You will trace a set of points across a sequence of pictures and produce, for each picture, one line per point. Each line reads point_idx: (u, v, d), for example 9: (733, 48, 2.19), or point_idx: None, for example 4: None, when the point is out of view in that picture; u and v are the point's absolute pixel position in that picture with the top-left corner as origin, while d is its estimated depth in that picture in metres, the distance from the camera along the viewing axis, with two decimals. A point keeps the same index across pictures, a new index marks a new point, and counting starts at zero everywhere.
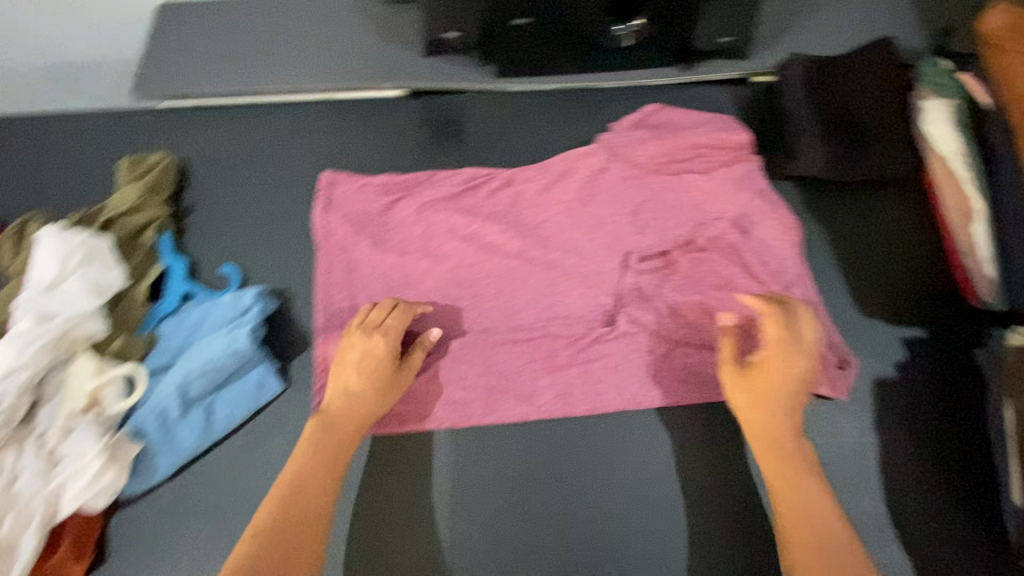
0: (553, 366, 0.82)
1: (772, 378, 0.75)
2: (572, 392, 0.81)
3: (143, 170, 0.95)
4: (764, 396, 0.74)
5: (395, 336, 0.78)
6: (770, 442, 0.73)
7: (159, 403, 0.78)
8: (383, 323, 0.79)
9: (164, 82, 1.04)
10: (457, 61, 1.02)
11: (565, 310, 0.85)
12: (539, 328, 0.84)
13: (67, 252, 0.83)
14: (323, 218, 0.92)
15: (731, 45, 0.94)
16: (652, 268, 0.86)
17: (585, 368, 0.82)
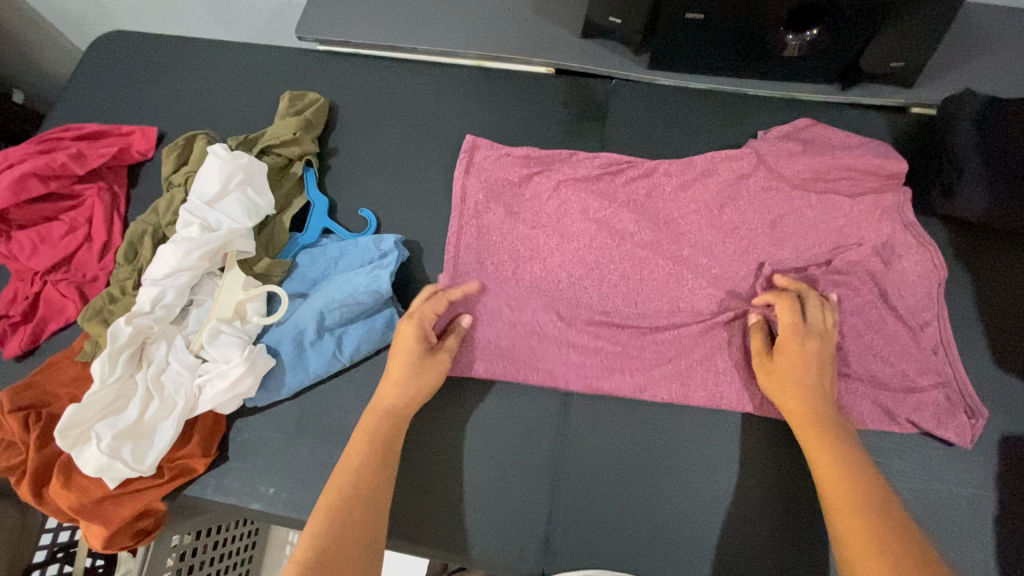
0: (670, 360, 0.83)
1: (805, 364, 0.75)
2: (686, 389, 0.82)
3: (300, 106, 1.00)
4: (796, 382, 0.75)
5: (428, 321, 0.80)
6: (818, 437, 0.72)
7: (297, 326, 0.82)
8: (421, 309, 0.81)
9: (325, 26, 1.09)
10: (610, 47, 1.03)
11: (688, 308, 0.85)
12: (661, 321, 0.85)
13: (230, 171, 0.88)
14: (462, 179, 0.94)
15: (901, 70, 0.92)
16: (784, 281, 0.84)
17: (700, 368, 0.83)
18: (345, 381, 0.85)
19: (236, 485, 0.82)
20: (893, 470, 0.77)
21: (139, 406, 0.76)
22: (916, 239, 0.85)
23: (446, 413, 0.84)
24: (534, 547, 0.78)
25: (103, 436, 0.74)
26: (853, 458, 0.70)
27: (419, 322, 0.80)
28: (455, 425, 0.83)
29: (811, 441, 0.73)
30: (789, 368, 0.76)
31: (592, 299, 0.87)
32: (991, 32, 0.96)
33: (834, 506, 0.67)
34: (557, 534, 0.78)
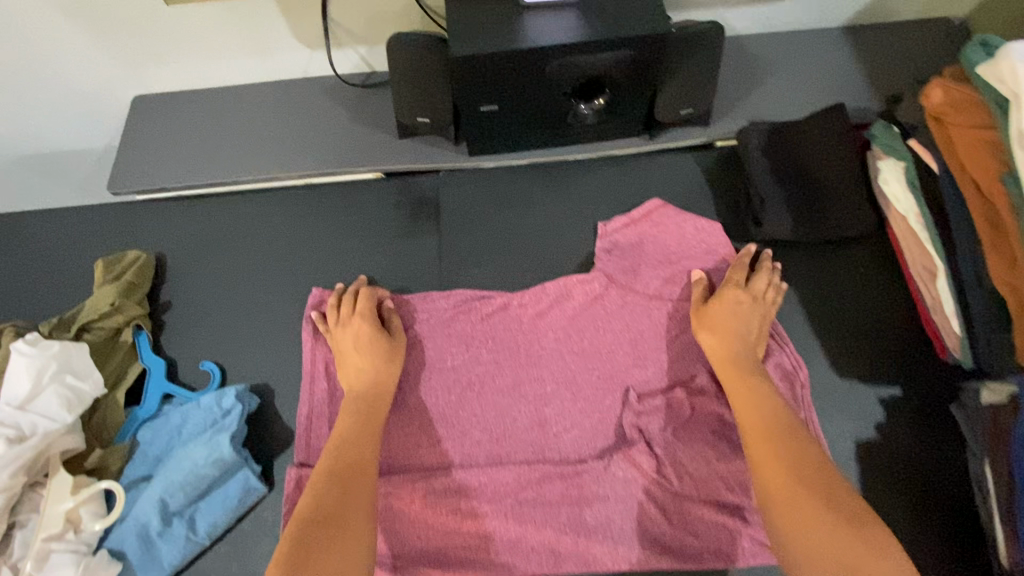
0: (547, 517, 0.81)
1: (733, 350, 0.81)
2: (561, 549, 0.79)
3: (119, 270, 0.95)
4: (734, 317, 0.83)
5: (368, 314, 0.87)
6: (750, 388, 0.78)
7: (140, 520, 0.76)
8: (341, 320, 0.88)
9: (139, 177, 1.05)
10: (430, 141, 1.04)
11: (557, 451, 0.85)
12: (537, 477, 0.83)
13: (41, 365, 0.82)
14: (311, 346, 0.89)
15: (692, 115, 0.98)
16: (651, 414, 0.84)
17: (580, 502, 0.81)
18: (209, 560, 0.78)
19: None
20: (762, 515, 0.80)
21: None
22: (774, 340, 0.86)
23: None
24: None
25: None
26: (777, 411, 0.75)
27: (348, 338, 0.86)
28: None
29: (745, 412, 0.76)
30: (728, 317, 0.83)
31: (456, 408, 0.87)
32: (766, 63, 1.05)
33: (780, 487, 0.68)
34: None
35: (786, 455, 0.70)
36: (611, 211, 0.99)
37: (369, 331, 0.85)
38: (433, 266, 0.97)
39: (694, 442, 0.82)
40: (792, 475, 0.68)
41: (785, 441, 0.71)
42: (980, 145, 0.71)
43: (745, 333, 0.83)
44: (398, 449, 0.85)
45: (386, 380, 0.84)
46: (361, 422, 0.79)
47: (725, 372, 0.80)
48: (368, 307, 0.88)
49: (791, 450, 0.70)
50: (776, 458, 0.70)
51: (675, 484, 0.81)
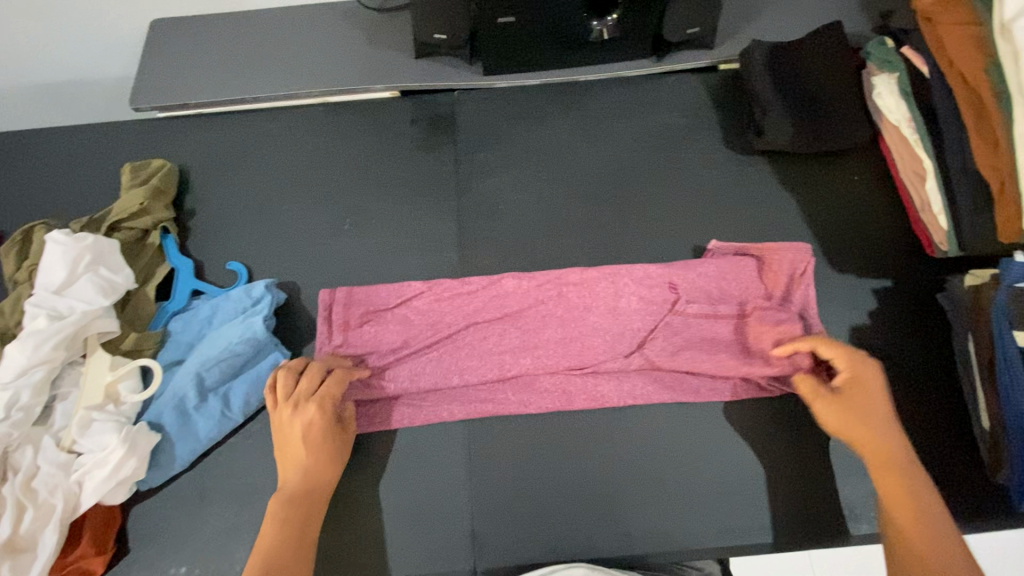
0: (556, 360, 0.84)
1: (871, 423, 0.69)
2: (571, 389, 0.83)
3: (145, 175, 0.98)
4: (869, 406, 0.70)
5: (324, 408, 0.76)
6: (893, 486, 0.66)
7: (177, 394, 0.80)
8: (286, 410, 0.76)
9: (160, 94, 1.08)
10: (445, 62, 1.08)
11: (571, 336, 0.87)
12: (547, 328, 0.86)
13: (75, 254, 0.84)
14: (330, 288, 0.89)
15: (698, 35, 1.03)
16: (653, 274, 0.87)
17: (588, 354, 0.84)
18: (243, 437, 0.83)
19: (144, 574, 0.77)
20: (769, 395, 0.83)
21: (9, 521, 0.70)
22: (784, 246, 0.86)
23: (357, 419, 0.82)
24: (461, 547, 0.77)
25: None
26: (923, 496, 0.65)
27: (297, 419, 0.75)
28: (362, 450, 0.82)
29: (896, 503, 0.65)
30: (868, 402, 0.70)
31: (470, 287, 0.89)
32: None
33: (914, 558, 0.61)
34: (483, 528, 0.78)
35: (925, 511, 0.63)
36: (620, 126, 1.03)
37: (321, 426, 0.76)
38: (449, 176, 1.01)
39: (698, 325, 0.85)
40: (925, 514, 0.63)
41: (916, 493, 0.65)
42: (969, 40, 0.79)
43: (891, 421, 0.70)
44: (414, 335, 0.87)
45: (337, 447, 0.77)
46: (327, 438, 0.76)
47: (880, 477, 0.67)
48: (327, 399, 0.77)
49: (927, 515, 0.63)
50: (917, 513, 0.63)
51: (676, 330, 0.84)
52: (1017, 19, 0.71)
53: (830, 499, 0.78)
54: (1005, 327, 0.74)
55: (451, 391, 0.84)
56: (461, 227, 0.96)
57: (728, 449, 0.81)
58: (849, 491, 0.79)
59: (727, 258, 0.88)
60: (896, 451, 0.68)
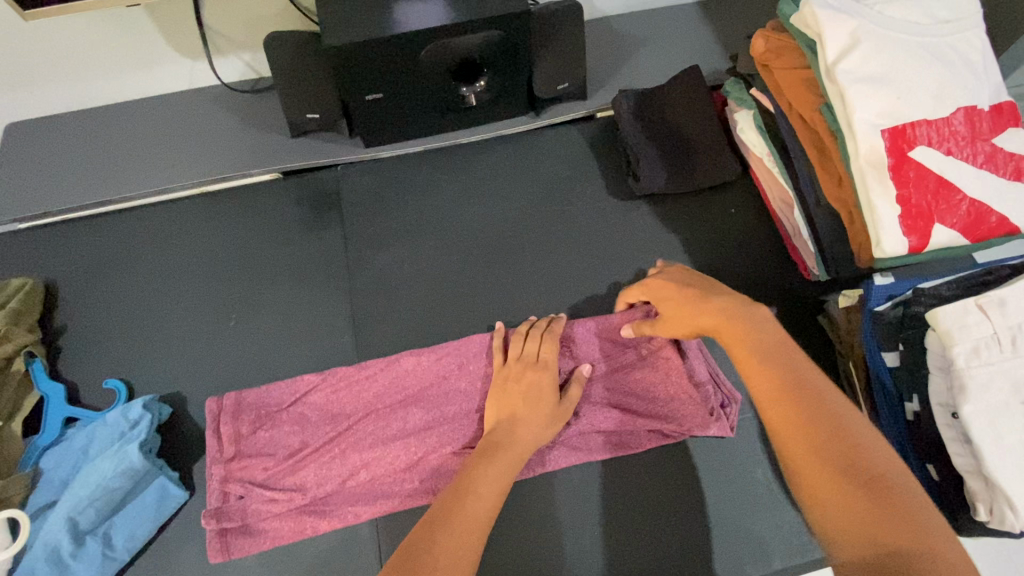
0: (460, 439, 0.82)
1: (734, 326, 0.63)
2: None
3: (3, 298, 0.91)
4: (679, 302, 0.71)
5: (548, 368, 0.81)
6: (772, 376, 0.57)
7: (49, 544, 0.73)
8: (535, 366, 0.81)
9: (17, 205, 1.01)
10: (325, 137, 1.07)
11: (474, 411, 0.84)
12: (449, 405, 0.84)
13: None
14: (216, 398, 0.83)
15: (568, 89, 1.06)
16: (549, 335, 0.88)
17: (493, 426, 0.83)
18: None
19: None
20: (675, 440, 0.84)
21: None
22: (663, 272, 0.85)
23: (257, 535, 0.77)
24: None
25: None
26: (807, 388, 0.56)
27: (546, 373, 0.80)
28: (265, 569, 0.77)
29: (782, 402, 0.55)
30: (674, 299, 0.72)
31: (364, 374, 0.85)
32: (631, 38, 1.14)
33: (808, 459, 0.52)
34: None
35: (811, 416, 0.53)
36: (507, 183, 1.04)
37: (545, 393, 0.79)
38: (339, 254, 0.99)
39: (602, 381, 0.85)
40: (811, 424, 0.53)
41: (800, 384, 0.56)
42: (801, 83, 0.83)
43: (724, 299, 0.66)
44: (311, 432, 0.82)
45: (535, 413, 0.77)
46: (525, 408, 0.77)
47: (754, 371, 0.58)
48: (555, 361, 0.82)
49: (821, 417, 0.53)
50: (797, 422, 0.54)
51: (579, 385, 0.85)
52: (838, 62, 0.75)
53: (743, 538, 0.80)
54: (876, 348, 0.77)
55: (355, 488, 0.79)
56: (355, 307, 0.94)
57: (638, 502, 0.82)
58: (760, 527, 0.80)
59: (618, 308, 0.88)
60: (764, 357, 0.59)
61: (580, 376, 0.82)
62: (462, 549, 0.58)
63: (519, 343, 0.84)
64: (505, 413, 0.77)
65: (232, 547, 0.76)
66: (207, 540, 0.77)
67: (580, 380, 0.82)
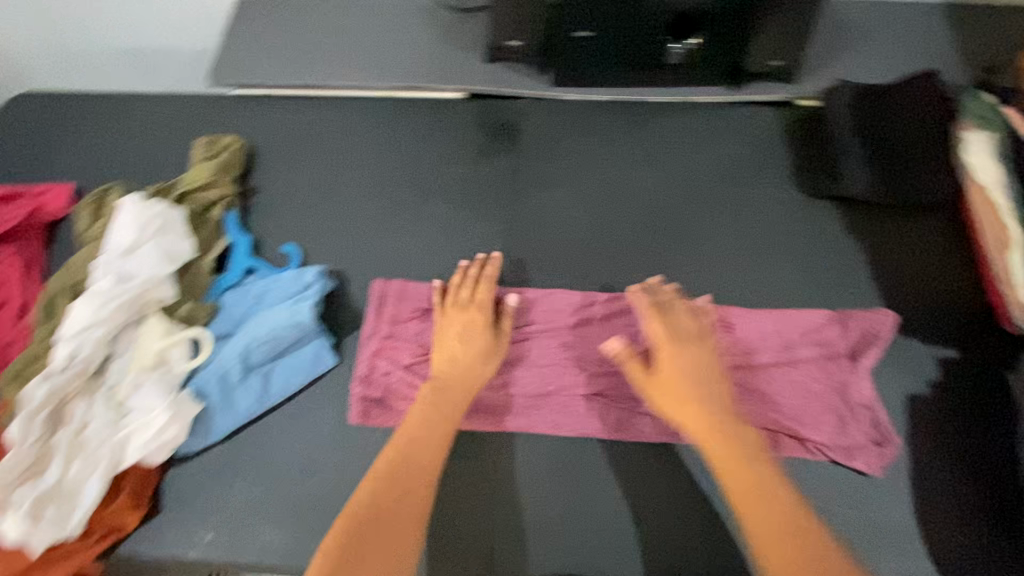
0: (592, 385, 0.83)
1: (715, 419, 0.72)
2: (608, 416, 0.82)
3: (217, 151, 1.02)
4: (689, 371, 0.76)
5: (465, 305, 0.84)
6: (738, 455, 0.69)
7: (222, 368, 0.82)
8: (474, 303, 0.84)
9: (237, 71, 1.11)
10: (517, 69, 1.08)
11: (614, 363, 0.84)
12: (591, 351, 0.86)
13: (144, 221, 0.89)
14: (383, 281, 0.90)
15: (778, 68, 0.99)
16: (707, 311, 0.85)
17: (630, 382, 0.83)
18: (276, 417, 0.84)
19: (174, 535, 0.80)
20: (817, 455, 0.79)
21: (59, 467, 0.75)
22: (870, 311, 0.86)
23: (391, 414, 0.83)
24: (476, 562, 0.77)
25: (23, 502, 0.73)
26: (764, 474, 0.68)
27: (473, 309, 0.84)
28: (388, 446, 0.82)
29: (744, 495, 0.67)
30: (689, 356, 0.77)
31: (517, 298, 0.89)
32: (860, 28, 1.04)
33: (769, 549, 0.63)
34: (500, 545, 0.78)
35: (771, 513, 0.65)
36: (688, 151, 1.00)
37: (478, 327, 0.82)
38: (507, 182, 1.00)
39: (758, 376, 0.82)
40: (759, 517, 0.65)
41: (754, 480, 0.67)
42: None
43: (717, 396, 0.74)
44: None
45: (472, 344, 0.81)
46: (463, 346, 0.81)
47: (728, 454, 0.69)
48: (486, 298, 0.85)
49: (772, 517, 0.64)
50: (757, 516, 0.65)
51: (727, 371, 0.83)
52: None
53: None
54: None
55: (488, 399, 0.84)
56: (513, 237, 0.96)
57: None
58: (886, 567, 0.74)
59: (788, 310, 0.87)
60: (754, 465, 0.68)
61: (507, 312, 0.85)
62: (403, 515, 0.68)
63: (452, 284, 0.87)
64: (445, 342, 0.82)
65: (371, 415, 0.83)
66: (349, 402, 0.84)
67: (508, 315, 0.85)
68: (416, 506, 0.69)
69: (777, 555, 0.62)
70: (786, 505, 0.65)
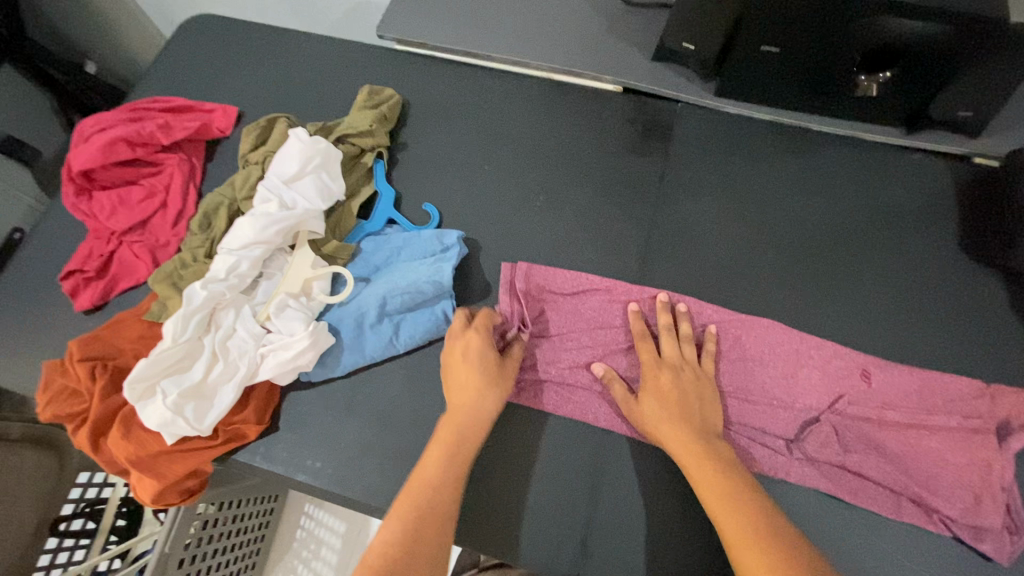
0: None
1: (689, 437, 0.74)
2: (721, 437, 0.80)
3: (377, 100, 1.05)
4: (677, 401, 0.77)
5: (670, 344, 0.82)
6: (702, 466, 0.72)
7: (359, 309, 0.86)
8: (669, 340, 0.83)
9: (404, 27, 1.14)
10: (679, 72, 1.06)
11: (738, 387, 0.82)
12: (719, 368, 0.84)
13: (308, 155, 0.92)
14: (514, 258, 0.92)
15: (967, 120, 0.93)
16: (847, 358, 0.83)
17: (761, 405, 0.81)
18: (396, 366, 0.88)
19: (285, 456, 0.84)
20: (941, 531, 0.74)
21: (203, 367, 0.80)
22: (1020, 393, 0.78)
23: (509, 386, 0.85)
24: (568, 549, 0.77)
25: (168, 393, 0.78)
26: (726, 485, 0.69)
27: (639, 340, 0.83)
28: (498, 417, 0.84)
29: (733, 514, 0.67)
30: (670, 388, 0.78)
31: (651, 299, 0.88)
32: None
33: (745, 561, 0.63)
34: (595, 540, 0.77)
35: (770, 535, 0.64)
36: (845, 188, 0.96)
37: (648, 360, 0.81)
38: (651, 184, 0.99)
39: (889, 435, 0.77)
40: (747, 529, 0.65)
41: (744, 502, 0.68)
42: None
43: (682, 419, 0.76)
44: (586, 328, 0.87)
45: (678, 382, 0.79)
46: (677, 385, 0.79)
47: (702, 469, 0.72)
48: (683, 338, 0.83)
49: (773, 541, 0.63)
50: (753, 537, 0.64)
51: (866, 420, 0.78)
52: None
53: None
54: None
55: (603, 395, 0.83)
56: (650, 240, 0.95)
57: (868, 561, 0.74)
58: None
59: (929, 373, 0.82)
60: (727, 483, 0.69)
61: (709, 351, 0.83)
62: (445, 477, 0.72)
63: (636, 315, 0.85)
64: (650, 375, 0.80)
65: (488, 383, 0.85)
66: None
67: (710, 355, 0.83)
68: (451, 477, 0.72)
69: (757, 563, 0.62)
70: (763, 514, 0.66)
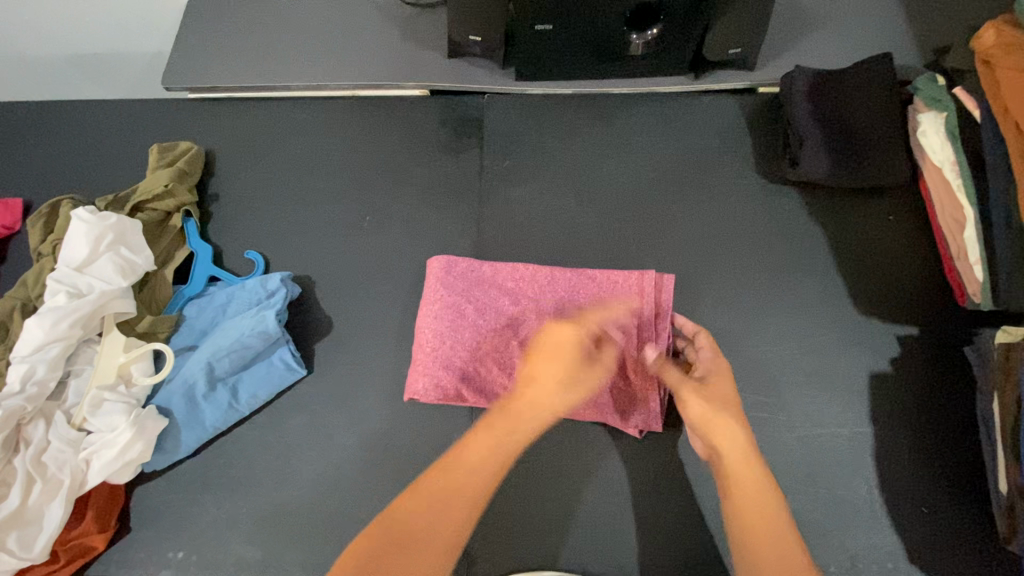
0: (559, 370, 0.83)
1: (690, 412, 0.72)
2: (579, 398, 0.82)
3: (172, 157, 0.99)
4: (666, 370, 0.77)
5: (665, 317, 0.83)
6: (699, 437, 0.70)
7: (187, 381, 0.81)
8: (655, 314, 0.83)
9: (188, 74, 1.07)
10: (479, 63, 1.06)
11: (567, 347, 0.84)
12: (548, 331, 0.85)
13: (97, 232, 0.85)
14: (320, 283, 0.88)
15: (739, 56, 0.99)
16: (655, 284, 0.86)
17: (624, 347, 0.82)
18: (249, 428, 0.84)
19: (143, 556, 0.78)
20: (781, 440, 0.82)
21: (18, 493, 0.72)
22: (811, 300, 0.89)
23: (363, 416, 0.84)
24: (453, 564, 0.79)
25: None
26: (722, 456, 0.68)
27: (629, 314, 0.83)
28: (361, 450, 0.82)
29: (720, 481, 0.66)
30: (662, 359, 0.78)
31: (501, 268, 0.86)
32: (818, 14, 1.06)
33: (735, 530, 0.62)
34: (478, 546, 0.79)
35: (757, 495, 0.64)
36: (652, 141, 1.01)
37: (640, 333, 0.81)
38: (474, 179, 0.99)
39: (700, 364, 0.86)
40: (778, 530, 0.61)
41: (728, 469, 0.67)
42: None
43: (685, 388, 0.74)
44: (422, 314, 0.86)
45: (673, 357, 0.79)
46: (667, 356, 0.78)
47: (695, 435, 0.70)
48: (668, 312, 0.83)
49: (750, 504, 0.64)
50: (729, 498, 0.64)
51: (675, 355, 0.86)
52: None
53: (830, 547, 0.77)
54: None
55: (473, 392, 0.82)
56: (481, 235, 0.95)
57: None
58: (853, 542, 0.77)
59: (746, 301, 0.89)
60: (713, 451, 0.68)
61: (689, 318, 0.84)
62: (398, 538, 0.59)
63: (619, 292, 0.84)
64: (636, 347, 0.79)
65: (340, 417, 0.84)
66: (324, 409, 0.85)
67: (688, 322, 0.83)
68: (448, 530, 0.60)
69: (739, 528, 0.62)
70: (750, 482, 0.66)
